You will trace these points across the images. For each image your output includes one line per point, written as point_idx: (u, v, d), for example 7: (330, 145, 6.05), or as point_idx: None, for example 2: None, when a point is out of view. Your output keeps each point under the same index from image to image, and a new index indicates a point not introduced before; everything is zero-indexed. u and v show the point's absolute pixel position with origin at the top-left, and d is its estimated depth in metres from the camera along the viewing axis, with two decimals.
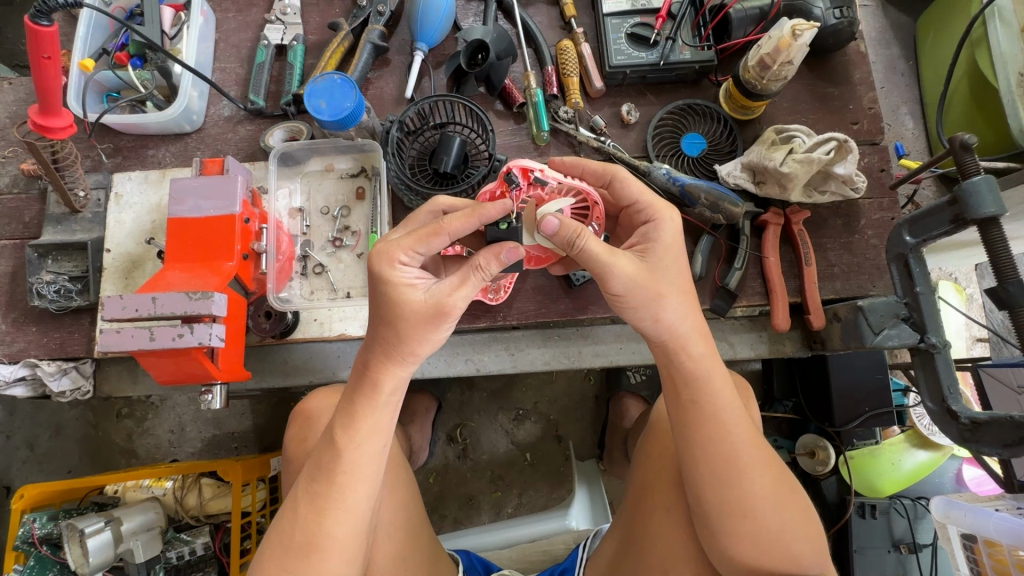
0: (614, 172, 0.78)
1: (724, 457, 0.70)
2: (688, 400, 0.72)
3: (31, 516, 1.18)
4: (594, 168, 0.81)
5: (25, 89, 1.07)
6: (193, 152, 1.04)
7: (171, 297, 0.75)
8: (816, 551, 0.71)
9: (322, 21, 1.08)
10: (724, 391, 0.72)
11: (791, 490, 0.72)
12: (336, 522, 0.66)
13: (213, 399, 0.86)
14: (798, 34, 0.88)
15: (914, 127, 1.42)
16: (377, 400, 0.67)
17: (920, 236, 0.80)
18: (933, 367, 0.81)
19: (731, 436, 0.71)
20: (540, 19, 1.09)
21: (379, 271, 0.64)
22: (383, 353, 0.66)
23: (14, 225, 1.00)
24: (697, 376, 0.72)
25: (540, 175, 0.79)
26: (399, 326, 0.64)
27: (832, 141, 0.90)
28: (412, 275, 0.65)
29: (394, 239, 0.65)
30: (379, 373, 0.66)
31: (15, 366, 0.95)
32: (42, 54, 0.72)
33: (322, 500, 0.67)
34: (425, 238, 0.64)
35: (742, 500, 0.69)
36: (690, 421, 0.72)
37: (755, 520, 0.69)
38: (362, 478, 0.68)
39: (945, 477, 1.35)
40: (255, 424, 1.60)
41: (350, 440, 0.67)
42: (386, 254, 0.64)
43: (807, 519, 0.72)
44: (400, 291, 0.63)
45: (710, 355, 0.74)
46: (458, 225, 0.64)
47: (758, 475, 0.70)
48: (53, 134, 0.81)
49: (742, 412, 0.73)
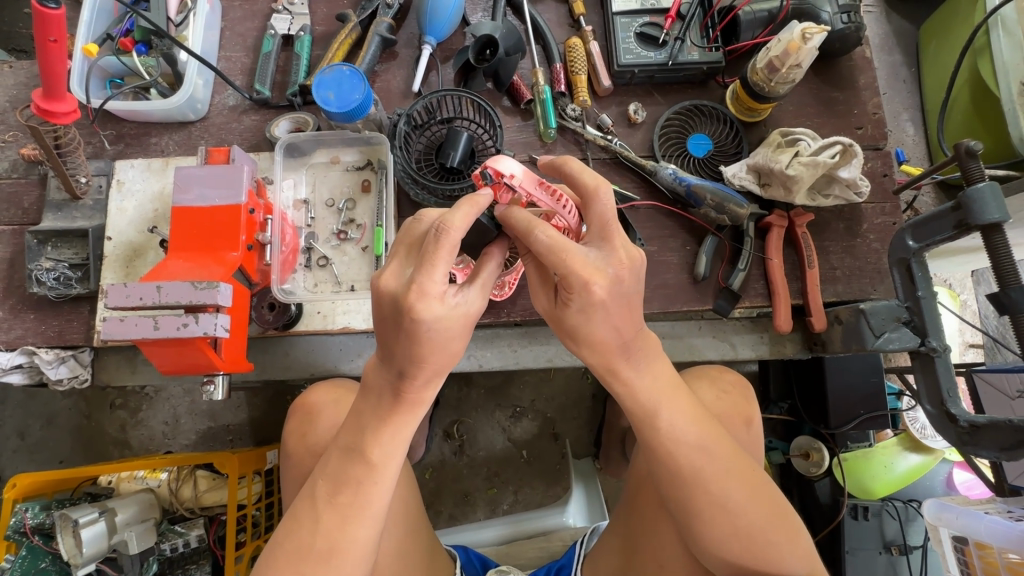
0: (530, 240, 0.63)
1: (671, 464, 0.70)
2: (630, 411, 0.72)
3: (23, 506, 1.16)
4: (518, 223, 0.65)
5: (25, 73, 1.06)
6: (197, 141, 1.03)
7: (176, 286, 0.74)
8: (791, 543, 0.70)
9: (329, 12, 1.08)
10: (668, 404, 0.71)
11: (760, 489, 0.71)
12: (362, 526, 0.67)
13: (215, 390, 0.85)
14: (808, 37, 0.89)
15: (914, 134, 1.43)
16: (419, 410, 0.67)
17: (923, 241, 0.80)
18: (933, 371, 0.82)
19: (671, 443, 0.70)
20: (549, 17, 1.09)
21: (431, 313, 0.59)
22: (432, 371, 0.64)
23: (12, 210, 0.99)
24: (630, 389, 0.71)
25: (512, 185, 0.70)
26: (452, 347, 0.63)
27: (837, 145, 0.92)
28: (453, 297, 0.61)
29: (423, 276, 0.59)
30: (424, 392, 0.66)
31: (12, 353, 0.94)
32: (48, 37, 0.71)
33: (349, 509, 0.66)
34: (446, 255, 0.60)
35: (693, 504, 0.70)
36: (636, 430, 0.73)
37: (711, 522, 0.69)
38: (389, 485, 0.68)
39: (936, 480, 1.37)
40: (251, 417, 1.59)
41: (383, 452, 0.67)
42: (419, 290, 0.59)
43: (780, 514, 0.71)
44: (449, 316, 0.60)
45: (647, 368, 0.71)
46: (465, 226, 0.60)
47: (708, 481, 0.69)
48: (57, 119, 0.80)
49: (686, 420, 0.71)
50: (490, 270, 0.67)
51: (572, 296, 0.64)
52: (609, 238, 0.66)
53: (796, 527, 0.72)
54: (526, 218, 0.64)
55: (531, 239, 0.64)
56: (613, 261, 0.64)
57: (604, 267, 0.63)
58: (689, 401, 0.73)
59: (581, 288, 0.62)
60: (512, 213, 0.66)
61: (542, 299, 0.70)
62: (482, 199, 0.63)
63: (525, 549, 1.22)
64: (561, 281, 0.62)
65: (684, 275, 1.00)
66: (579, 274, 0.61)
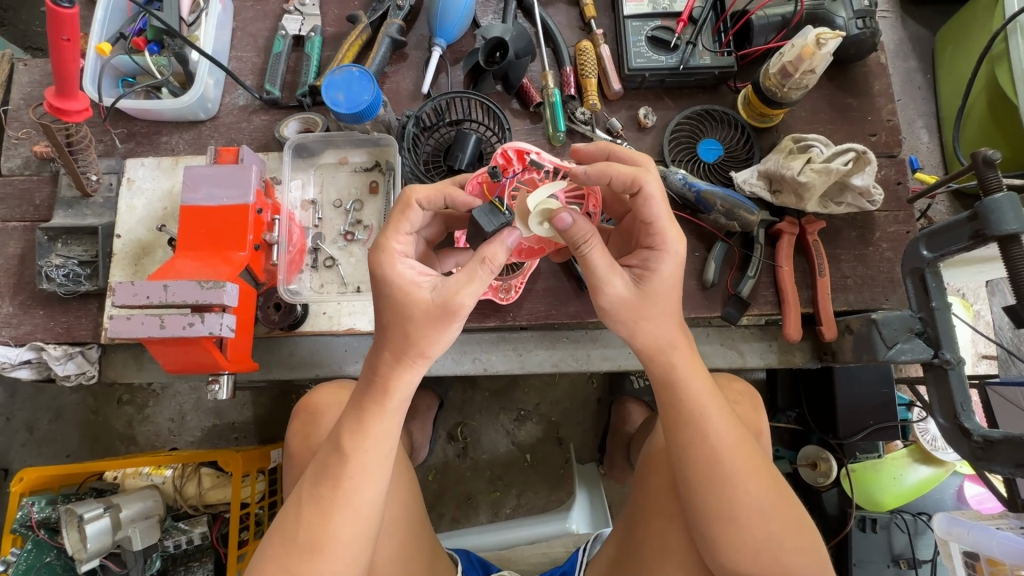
0: (642, 187, 0.68)
1: (711, 462, 0.68)
2: (673, 405, 0.71)
3: (30, 500, 1.18)
4: (621, 176, 0.68)
5: (40, 71, 1.07)
6: (207, 140, 1.03)
7: (183, 285, 0.74)
8: (813, 554, 0.69)
9: (341, 13, 1.08)
10: (711, 399, 0.71)
11: (787, 496, 0.70)
12: (339, 522, 0.65)
13: (219, 389, 0.85)
14: (822, 43, 0.87)
15: (929, 141, 1.41)
16: (387, 403, 0.67)
17: (937, 251, 0.79)
18: (946, 384, 0.80)
19: (714, 440, 0.69)
20: (560, 19, 1.09)
21: (387, 272, 0.67)
22: (393, 357, 0.66)
23: (25, 207, 1.00)
24: (680, 378, 0.71)
25: (536, 158, 0.80)
26: (410, 329, 0.65)
27: (851, 152, 0.90)
28: (415, 272, 0.67)
29: (383, 237, 0.69)
30: (391, 379, 0.67)
31: (21, 349, 0.95)
32: (61, 35, 0.71)
33: (327, 503, 0.66)
34: (402, 217, 0.69)
35: (728, 506, 0.67)
36: (675, 425, 0.71)
37: (744, 525, 0.67)
38: (369, 479, 0.66)
39: (946, 493, 1.34)
40: (256, 415, 1.60)
41: (359, 449, 0.66)
42: (385, 252, 0.68)
43: (804, 527, 0.70)
44: (407, 287, 0.66)
45: (692, 360, 0.73)
46: (425, 195, 0.70)
47: (748, 482, 0.68)
48: (69, 117, 0.81)
49: (727, 418, 0.71)
50: (482, 275, 0.64)
51: (662, 258, 0.70)
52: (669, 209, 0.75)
53: (818, 544, 0.71)
54: (633, 170, 0.68)
55: (639, 188, 0.68)
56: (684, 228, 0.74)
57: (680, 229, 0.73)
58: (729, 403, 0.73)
59: (676, 249, 0.70)
60: (613, 166, 0.68)
61: (618, 280, 0.68)
62: (456, 193, 0.72)
63: (524, 554, 1.23)
64: (659, 237, 0.70)
65: (692, 281, 0.99)
66: (675, 232, 0.70)
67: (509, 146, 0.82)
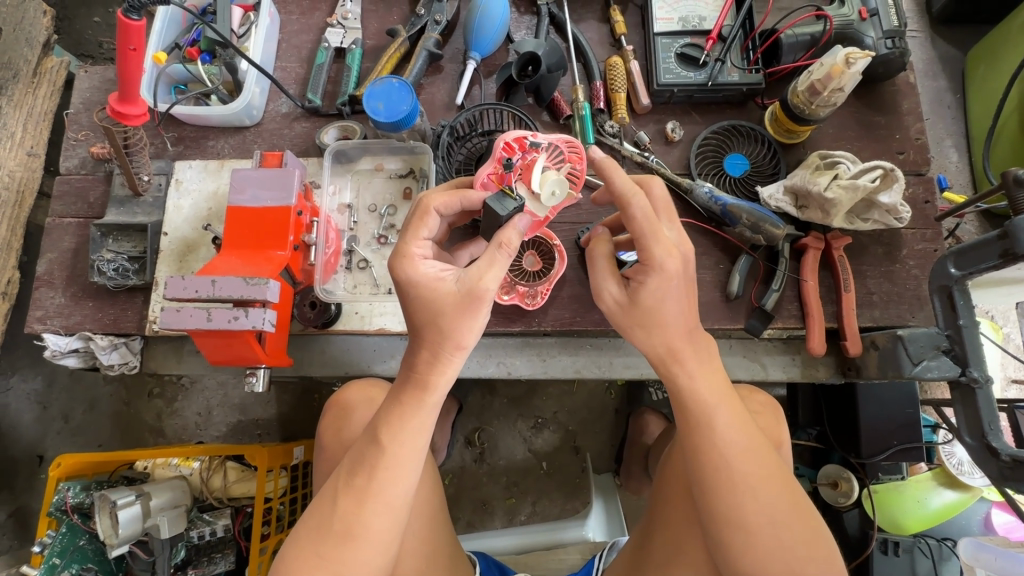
0: (625, 210, 0.72)
1: (723, 469, 0.69)
2: (686, 411, 0.73)
3: (66, 485, 1.22)
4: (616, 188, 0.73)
5: (99, 78, 1.13)
6: (250, 145, 1.08)
7: (230, 281, 0.78)
8: (829, 567, 0.68)
9: (380, 27, 1.13)
10: (723, 407, 0.72)
11: (802, 506, 0.70)
12: (373, 512, 0.68)
13: (256, 381, 0.89)
14: (851, 62, 0.89)
15: (958, 160, 1.40)
16: (427, 397, 0.70)
17: (965, 269, 0.78)
18: (973, 402, 0.80)
19: (725, 447, 0.70)
20: (591, 35, 1.12)
21: (408, 275, 0.70)
22: (431, 353, 0.69)
23: (80, 204, 1.06)
24: (689, 386, 0.73)
25: (533, 138, 0.77)
26: (444, 324, 0.68)
27: (878, 169, 0.92)
28: (437, 270, 0.71)
29: (404, 242, 0.72)
30: (429, 376, 0.69)
31: (70, 338, 1.00)
32: (128, 45, 0.76)
33: (363, 493, 0.68)
34: (421, 224, 0.73)
35: (741, 513, 0.68)
36: (687, 431, 0.73)
37: (756, 534, 0.67)
38: (401, 471, 0.69)
39: (973, 519, 1.31)
40: (279, 413, 1.64)
41: (399, 440, 0.69)
42: (406, 257, 0.71)
43: (820, 538, 0.69)
44: (432, 284, 0.69)
45: (700, 368, 0.74)
46: (441, 201, 0.74)
47: (759, 489, 0.68)
48: (128, 121, 0.86)
49: (739, 426, 0.72)
50: (500, 263, 0.67)
51: (650, 272, 0.72)
52: (674, 219, 0.76)
53: (834, 562, 0.69)
54: (624, 188, 0.72)
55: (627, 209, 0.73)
56: (683, 242, 0.74)
57: (678, 246, 0.73)
58: (742, 410, 0.74)
59: (663, 264, 0.71)
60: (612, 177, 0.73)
61: (613, 284, 0.77)
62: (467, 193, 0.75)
63: (540, 561, 1.21)
64: (645, 253, 0.71)
65: (716, 293, 1.00)
66: (661, 248, 0.71)
67: (507, 134, 0.77)
